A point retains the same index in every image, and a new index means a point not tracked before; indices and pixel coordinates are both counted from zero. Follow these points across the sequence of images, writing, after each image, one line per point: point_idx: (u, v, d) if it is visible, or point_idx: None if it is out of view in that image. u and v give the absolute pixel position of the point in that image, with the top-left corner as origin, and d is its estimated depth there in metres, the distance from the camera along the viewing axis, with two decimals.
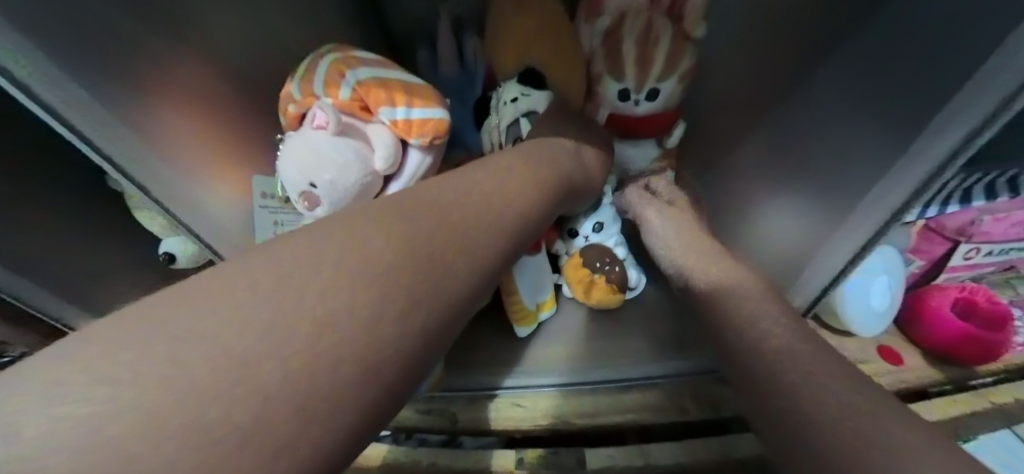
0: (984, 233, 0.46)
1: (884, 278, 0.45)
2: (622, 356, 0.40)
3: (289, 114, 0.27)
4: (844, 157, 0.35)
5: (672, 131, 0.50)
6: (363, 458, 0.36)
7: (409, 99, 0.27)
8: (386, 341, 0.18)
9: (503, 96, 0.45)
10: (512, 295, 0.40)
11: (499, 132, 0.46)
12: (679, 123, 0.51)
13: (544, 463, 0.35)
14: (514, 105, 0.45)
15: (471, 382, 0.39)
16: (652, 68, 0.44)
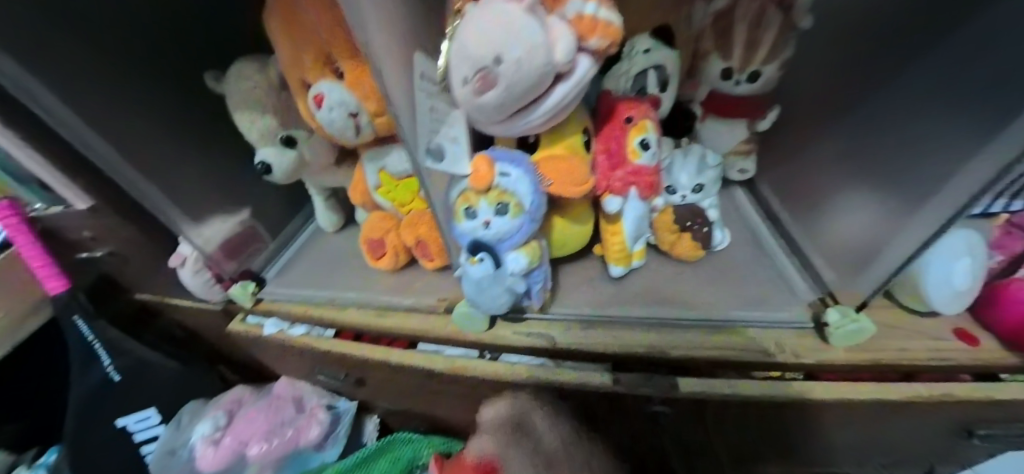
0: None
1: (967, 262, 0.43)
2: (711, 302, 0.44)
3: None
4: (940, 145, 0.36)
5: (767, 115, 0.52)
6: (463, 367, 0.41)
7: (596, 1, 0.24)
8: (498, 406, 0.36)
9: (634, 45, 0.39)
10: (616, 235, 0.40)
11: (626, 82, 0.39)
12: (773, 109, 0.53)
13: (642, 384, 0.38)
14: (646, 56, 0.39)
15: (567, 309, 0.42)
16: (758, 51, 0.47)
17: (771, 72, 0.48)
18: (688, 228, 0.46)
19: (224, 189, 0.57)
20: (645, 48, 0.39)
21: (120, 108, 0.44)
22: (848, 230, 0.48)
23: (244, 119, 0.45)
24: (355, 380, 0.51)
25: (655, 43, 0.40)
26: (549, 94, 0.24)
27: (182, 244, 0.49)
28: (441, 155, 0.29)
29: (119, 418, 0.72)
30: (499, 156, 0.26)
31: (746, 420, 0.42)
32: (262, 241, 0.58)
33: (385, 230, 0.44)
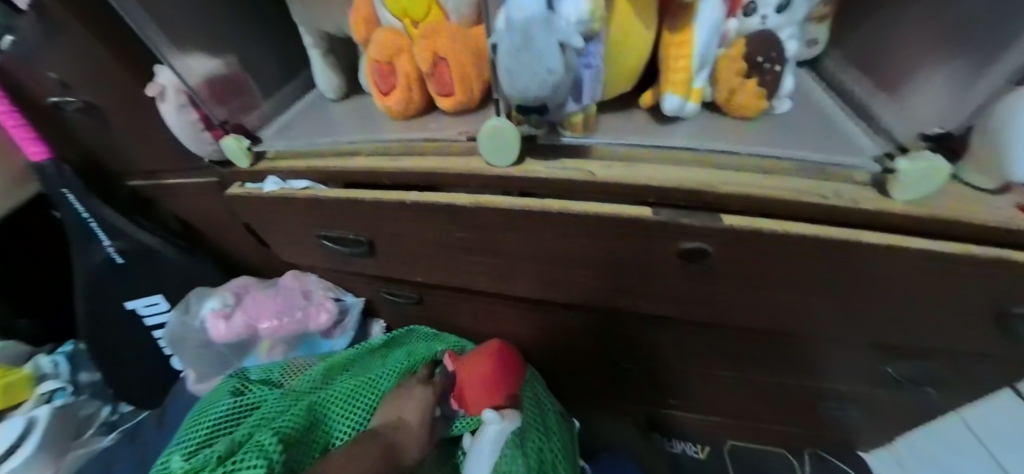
0: None
1: None
2: (776, 142, 0.38)
3: None
4: None
5: None
6: (485, 202, 0.36)
7: None
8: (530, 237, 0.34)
9: None
10: (683, 50, 0.34)
11: None
12: None
13: (690, 218, 0.34)
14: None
15: (609, 141, 0.36)
16: None
17: None
18: (756, 69, 0.40)
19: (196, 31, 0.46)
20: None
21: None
22: (923, 83, 0.37)
23: None
24: (366, 239, 0.45)
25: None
26: None
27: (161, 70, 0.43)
28: None
29: (127, 300, 0.69)
30: None
31: (814, 282, 0.37)
32: (255, 96, 0.51)
33: (392, 53, 0.36)
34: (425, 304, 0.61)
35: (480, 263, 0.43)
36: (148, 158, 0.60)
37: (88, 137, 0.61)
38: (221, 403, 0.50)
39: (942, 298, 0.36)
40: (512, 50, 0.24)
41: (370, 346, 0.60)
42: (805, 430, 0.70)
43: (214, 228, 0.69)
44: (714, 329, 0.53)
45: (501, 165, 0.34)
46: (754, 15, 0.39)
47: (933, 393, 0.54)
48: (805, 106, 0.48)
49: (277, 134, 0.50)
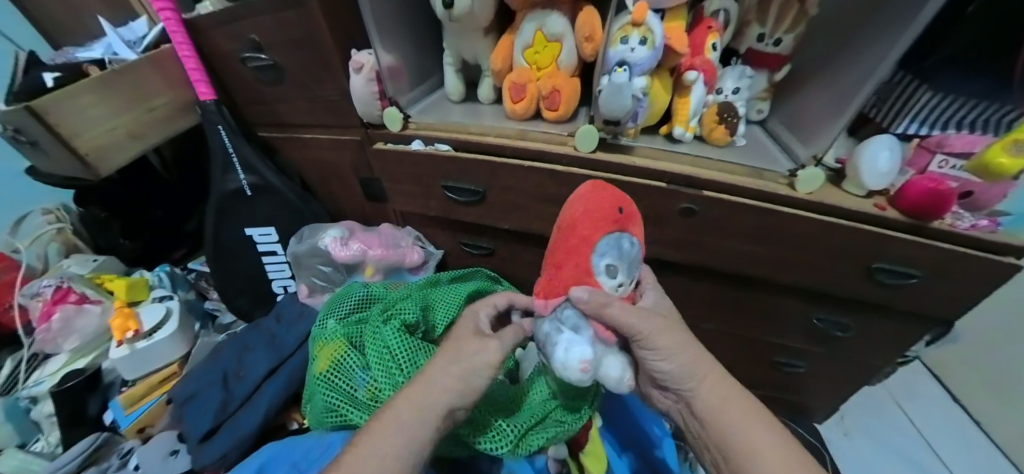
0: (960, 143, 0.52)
1: (887, 152, 0.55)
2: (732, 158, 0.65)
3: None
4: (882, 42, 0.54)
5: (781, 69, 0.68)
6: (572, 168, 0.63)
7: None
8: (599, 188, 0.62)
9: None
10: (682, 104, 0.61)
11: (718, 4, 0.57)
12: (786, 64, 0.68)
13: (681, 190, 0.63)
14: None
15: (644, 144, 0.65)
16: (784, 22, 0.63)
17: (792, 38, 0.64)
18: (724, 119, 0.64)
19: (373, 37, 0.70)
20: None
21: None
22: (815, 132, 0.64)
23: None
24: (482, 191, 0.71)
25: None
26: None
27: (364, 52, 0.65)
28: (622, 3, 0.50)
29: (247, 228, 0.89)
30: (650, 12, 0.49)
31: (747, 238, 0.66)
32: (407, 85, 0.75)
33: (527, 80, 0.64)
34: (494, 254, 0.84)
35: (557, 211, 0.69)
36: (300, 116, 0.81)
37: (249, 92, 0.81)
38: (355, 292, 0.70)
39: (825, 256, 0.64)
40: (610, 94, 0.52)
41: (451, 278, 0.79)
42: (761, 381, 0.97)
43: (326, 179, 0.90)
44: (693, 280, 0.81)
45: (584, 147, 0.61)
46: (721, 91, 0.67)
47: (845, 340, 0.80)
48: (758, 148, 0.70)
49: (419, 114, 0.74)
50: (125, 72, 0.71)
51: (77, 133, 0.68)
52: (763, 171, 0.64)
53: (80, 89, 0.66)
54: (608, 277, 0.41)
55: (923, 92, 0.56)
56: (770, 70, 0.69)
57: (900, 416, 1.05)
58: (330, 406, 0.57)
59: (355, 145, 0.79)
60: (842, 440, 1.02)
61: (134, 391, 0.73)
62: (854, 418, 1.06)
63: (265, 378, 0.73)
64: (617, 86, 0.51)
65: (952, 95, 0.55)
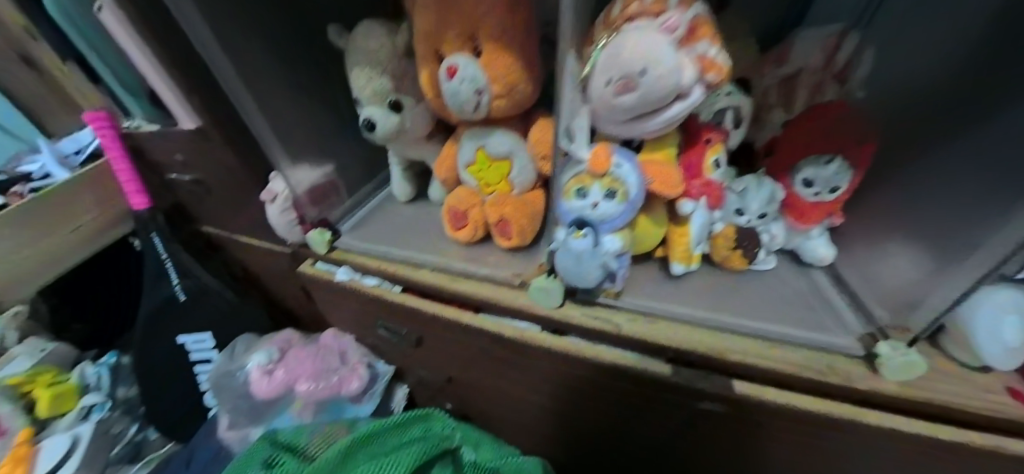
0: None
1: (1013, 319, 0.33)
2: (768, 314, 0.45)
3: (627, 13, 0.28)
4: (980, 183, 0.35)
5: (835, 176, 0.46)
6: (517, 336, 0.44)
7: (717, 43, 0.28)
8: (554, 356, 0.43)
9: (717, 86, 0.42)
10: (683, 236, 0.44)
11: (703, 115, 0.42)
12: (838, 163, 0.46)
13: (669, 373, 0.40)
14: (728, 96, 0.42)
15: (638, 298, 0.45)
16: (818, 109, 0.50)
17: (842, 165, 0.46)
18: (743, 248, 0.50)
19: (303, 141, 0.59)
20: (727, 91, 0.42)
21: (228, 38, 0.46)
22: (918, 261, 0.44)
23: (361, 90, 0.48)
24: (415, 338, 0.54)
25: (735, 88, 0.43)
26: (657, 108, 0.29)
27: (275, 181, 0.55)
28: (572, 137, 0.33)
29: (180, 334, 0.78)
30: (617, 148, 0.31)
31: (791, 440, 0.42)
32: (342, 194, 0.63)
33: (469, 204, 0.47)
34: (445, 389, 0.67)
35: (514, 376, 0.50)
36: (234, 223, 0.70)
37: (185, 192, 0.72)
38: (262, 455, 0.56)
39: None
40: (563, 270, 0.33)
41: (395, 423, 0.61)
42: None
43: (275, 282, 0.78)
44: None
45: (538, 316, 0.43)
46: (743, 214, 0.49)
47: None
48: (801, 295, 0.51)
49: (351, 234, 0.59)
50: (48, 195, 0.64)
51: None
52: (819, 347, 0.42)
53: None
54: (806, 188, 0.49)
55: None
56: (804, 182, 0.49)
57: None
58: None
59: (286, 260, 0.67)
60: None
61: None
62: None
63: None
64: (575, 265, 0.33)
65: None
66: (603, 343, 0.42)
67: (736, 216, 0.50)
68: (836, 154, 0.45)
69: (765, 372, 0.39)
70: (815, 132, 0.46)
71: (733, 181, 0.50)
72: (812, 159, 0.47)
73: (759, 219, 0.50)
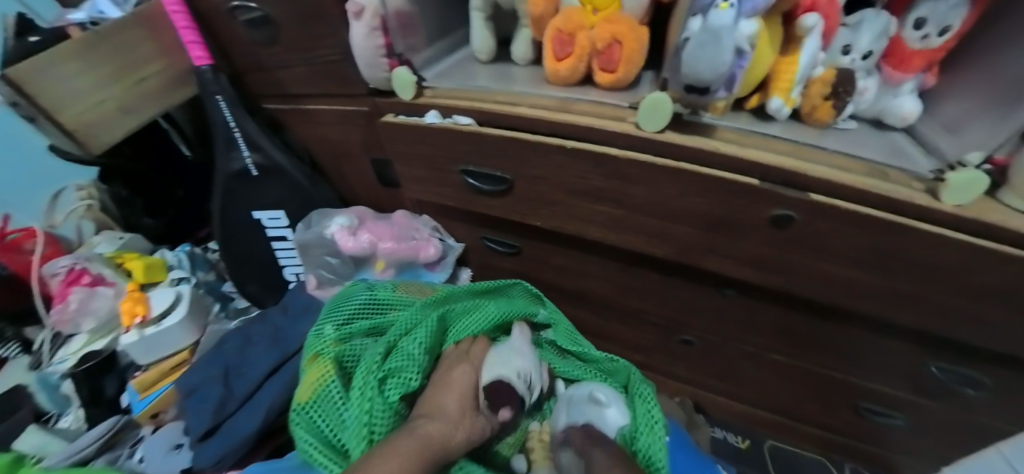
0: None
1: None
2: (850, 145, 0.48)
3: None
4: None
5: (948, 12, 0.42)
6: (616, 155, 0.47)
7: None
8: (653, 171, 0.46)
9: None
10: (790, 66, 0.44)
11: None
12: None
13: (761, 184, 0.44)
14: None
15: (735, 123, 0.47)
16: None
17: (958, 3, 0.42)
18: (836, 95, 0.48)
19: None
20: None
21: None
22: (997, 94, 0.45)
23: None
24: (509, 179, 0.56)
25: None
26: None
27: None
28: None
29: (254, 211, 0.81)
30: None
31: (871, 259, 0.45)
32: (423, 40, 0.59)
33: (576, 27, 0.47)
34: (520, 255, 0.71)
35: (604, 211, 0.54)
36: (301, 84, 0.69)
37: (243, 52, 0.71)
38: (358, 295, 0.61)
39: (984, 289, 0.42)
40: (698, 43, 0.35)
41: (484, 290, 0.66)
42: (841, 430, 0.72)
43: (337, 157, 0.79)
44: (770, 305, 0.58)
45: (643, 127, 0.45)
46: (848, 54, 0.48)
47: (973, 399, 0.56)
48: (873, 138, 0.53)
49: (436, 78, 0.59)
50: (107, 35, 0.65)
51: (61, 106, 0.63)
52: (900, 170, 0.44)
53: (63, 53, 0.61)
54: (915, 29, 0.45)
55: None
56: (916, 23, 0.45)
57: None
58: (311, 404, 0.50)
59: (363, 119, 0.67)
60: None
61: (146, 377, 0.72)
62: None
63: (269, 374, 0.68)
64: (714, 31, 0.34)
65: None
66: (702, 160, 0.45)
67: (840, 58, 0.49)
68: None
69: (852, 188, 0.42)
70: None
71: (850, 16, 0.47)
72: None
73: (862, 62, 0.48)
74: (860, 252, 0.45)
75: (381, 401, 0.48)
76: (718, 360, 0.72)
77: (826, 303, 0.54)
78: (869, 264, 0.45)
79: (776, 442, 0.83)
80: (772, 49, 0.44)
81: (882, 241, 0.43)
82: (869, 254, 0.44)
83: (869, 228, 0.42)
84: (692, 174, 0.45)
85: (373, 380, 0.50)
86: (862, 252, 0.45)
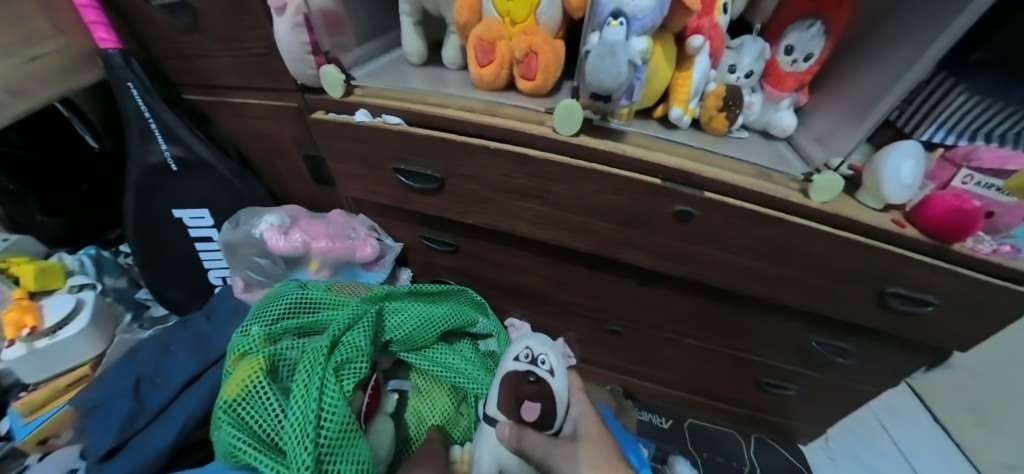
0: (993, 156, 0.42)
1: (909, 163, 0.43)
2: (737, 150, 0.55)
3: None
4: (918, 21, 0.43)
5: (810, 38, 0.51)
6: (536, 157, 0.51)
7: None
8: (571, 170, 0.51)
9: None
10: (684, 80, 0.51)
11: None
12: (813, 26, 0.51)
13: (664, 184, 0.49)
14: None
15: (643, 130, 0.53)
16: None
17: (815, 33, 0.51)
18: (728, 108, 0.55)
19: None
20: None
21: None
22: (845, 114, 0.54)
23: None
24: (440, 177, 0.58)
25: None
26: None
27: None
28: None
29: (174, 209, 0.76)
30: None
31: (755, 247, 0.52)
32: (354, 40, 0.60)
33: (496, 37, 0.50)
34: (458, 252, 0.73)
35: (531, 208, 0.58)
36: (226, 76, 0.67)
37: (162, 39, 0.67)
38: (290, 294, 0.59)
39: (836, 269, 0.51)
40: (597, 56, 0.40)
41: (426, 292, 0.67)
42: (747, 404, 0.82)
43: (268, 154, 0.76)
44: (681, 292, 0.65)
45: (562, 129, 0.49)
46: (734, 72, 0.55)
47: (844, 365, 0.66)
48: (760, 144, 0.61)
49: (367, 78, 0.60)
50: None
51: None
52: (776, 173, 0.51)
53: None
54: (786, 55, 0.54)
55: (955, 94, 0.44)
56: (787, 49, 0.54)
57: (886, 441, 0.92)
58: (242, 405, 0.47)
59: (293, 115, 0.66)
60: (828, 464, 0.87)
61: (34, 397, 0.63)
62: (840, 440, 0.91)
63: (186, 385, 0.65)
64: (610, 46, 0.40)
65: (985, 100, 0.42)
66: (615, 161, 0.50)
67: (728, 75, 0.56)
68: (818, 19, 0.50)
69: (736, 187, 0.48)
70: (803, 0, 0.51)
71: (732, 41, 0.56)
72: (799, 23, 0.52)
73: (748, 80, 0.56)
74: (746, 241, 0.52)
75: (328, 392, 0.48)
76: (644, 347, 0.79)
77: (725, 288, 0.61)
78: (752, 252, 0.53)
79: (697, 420, 0.91)
80: (668, 66, 0.50)
81: (760, 230, 0.50)
82: (753, 243, 0.52)
83: (748, 219, 0.49)
84: (603, 173, 0.50)
85: (315, 374, 0.49)
86: (747, 241, 0.52)
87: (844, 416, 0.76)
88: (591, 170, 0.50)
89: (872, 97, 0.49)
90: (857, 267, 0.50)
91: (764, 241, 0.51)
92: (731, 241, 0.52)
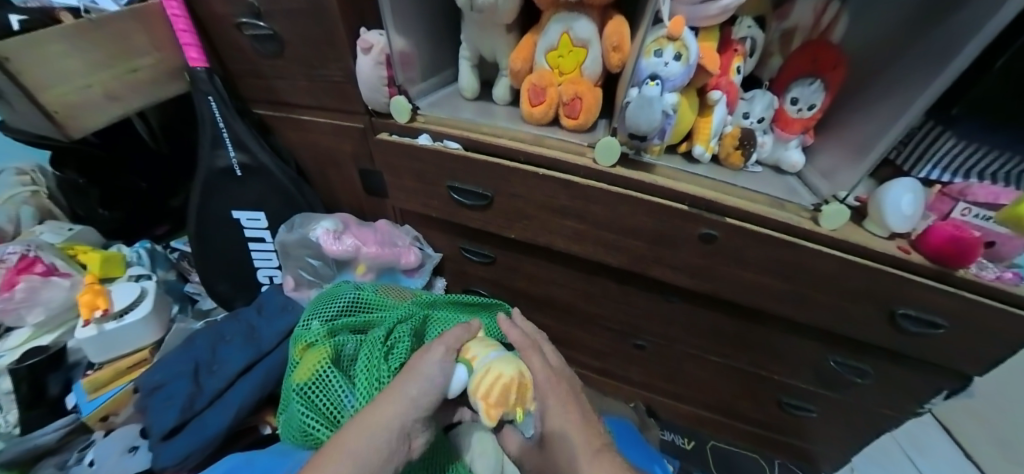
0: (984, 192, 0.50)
1: (909, 197, 0.51)
2: (750, 183, 0.64)
3: None
4: (904, 84, 0.53)
5: (811, 91, 0.61)
6: (581, 181, 0.59)
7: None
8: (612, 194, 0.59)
9: (743, 20, 0.57)
10: (706, 122, 0.60)
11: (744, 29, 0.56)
12: (814, 82, 0.61)
13: (691, 209, 0.58)
14: (749, 29, 0.56)
15: (671, 163, 0.62)
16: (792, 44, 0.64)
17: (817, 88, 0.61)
18: (743, 147, 0.64)
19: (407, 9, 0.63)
20: (749, 24, 0.57)
21: None
22: (843, 158, 0.64)
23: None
24: (490, 195, 0.66)
25: (755, 23, 0.57)
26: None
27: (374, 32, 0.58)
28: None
29: (235, 210, 0.83)
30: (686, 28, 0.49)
31: (767, 268, 0.60)
32: (419, 74, 0.69)
33: (549, 82, 0.60)
34: (494, 263, 0.80)
35: (569, 225, 0.66)
36: (301, 97, 0.76)
37: (243, 62, 0.76)
38: (346, 294, 0.67)
39: (838, 291, 0.59)
40: (637, 105, 0.50)
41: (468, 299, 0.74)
42: (764, 423, 0.88)
43: (324, 165, 0.85)
44: (701, 308, 0.73)
45: (604, 160, 0.58)
46: (749, 117, 0.65)
47: (861, 385, 0.73)
48: (771, 177, 0.70)
49: (429, 107, 0.69)
50: (101, 26, 0.66)
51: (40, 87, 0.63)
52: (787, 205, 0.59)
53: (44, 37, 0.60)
54: (792, 105, 0.64)
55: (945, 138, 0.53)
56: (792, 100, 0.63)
57: (910, 468, 0.99)
58: (311, 387, 0.54)
59: (358, 134, 0.74)
60: None
61: (99, 375, 0.69)
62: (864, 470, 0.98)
63: (242, 372, 0.69)
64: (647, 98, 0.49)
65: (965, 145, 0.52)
66: (650, 188, 0.58)
67: (742, 119, 0.65)
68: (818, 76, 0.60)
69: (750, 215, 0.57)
70: (805, 62, 0.61)
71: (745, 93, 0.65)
72: (802, 80, 0.61)
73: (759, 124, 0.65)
74: (758, 264, 0.60)
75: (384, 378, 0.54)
76: (666, 361, 0.85)
77: (743, 306, 0.69)
78: (764, 273, 0.61)
79: (717, 441, 0.97)
80: (692, 111, 0.59)
81: (770, 254, 0.58)
82: (764, 265, 0.60)
83: (759, 244, 0.57)
84: (639, 198, 0.58)
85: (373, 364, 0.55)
86: (759, 264, 0.60)
87: (868, 439, 0.81)
88: (629, 195, 0.58)
89: (865, 143, 0.59)
90: (857, 288, 0.58)
91: (773, 262, 0.59)
92: (745, 262, 0.60)
